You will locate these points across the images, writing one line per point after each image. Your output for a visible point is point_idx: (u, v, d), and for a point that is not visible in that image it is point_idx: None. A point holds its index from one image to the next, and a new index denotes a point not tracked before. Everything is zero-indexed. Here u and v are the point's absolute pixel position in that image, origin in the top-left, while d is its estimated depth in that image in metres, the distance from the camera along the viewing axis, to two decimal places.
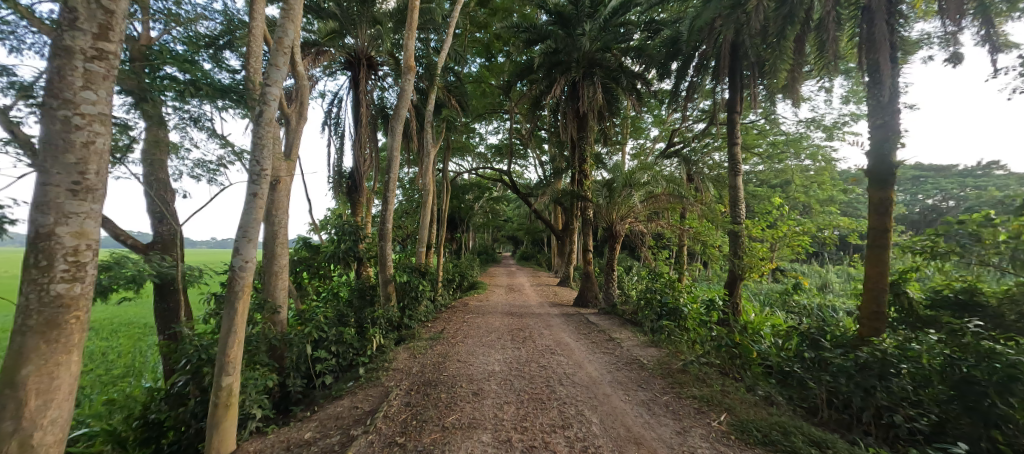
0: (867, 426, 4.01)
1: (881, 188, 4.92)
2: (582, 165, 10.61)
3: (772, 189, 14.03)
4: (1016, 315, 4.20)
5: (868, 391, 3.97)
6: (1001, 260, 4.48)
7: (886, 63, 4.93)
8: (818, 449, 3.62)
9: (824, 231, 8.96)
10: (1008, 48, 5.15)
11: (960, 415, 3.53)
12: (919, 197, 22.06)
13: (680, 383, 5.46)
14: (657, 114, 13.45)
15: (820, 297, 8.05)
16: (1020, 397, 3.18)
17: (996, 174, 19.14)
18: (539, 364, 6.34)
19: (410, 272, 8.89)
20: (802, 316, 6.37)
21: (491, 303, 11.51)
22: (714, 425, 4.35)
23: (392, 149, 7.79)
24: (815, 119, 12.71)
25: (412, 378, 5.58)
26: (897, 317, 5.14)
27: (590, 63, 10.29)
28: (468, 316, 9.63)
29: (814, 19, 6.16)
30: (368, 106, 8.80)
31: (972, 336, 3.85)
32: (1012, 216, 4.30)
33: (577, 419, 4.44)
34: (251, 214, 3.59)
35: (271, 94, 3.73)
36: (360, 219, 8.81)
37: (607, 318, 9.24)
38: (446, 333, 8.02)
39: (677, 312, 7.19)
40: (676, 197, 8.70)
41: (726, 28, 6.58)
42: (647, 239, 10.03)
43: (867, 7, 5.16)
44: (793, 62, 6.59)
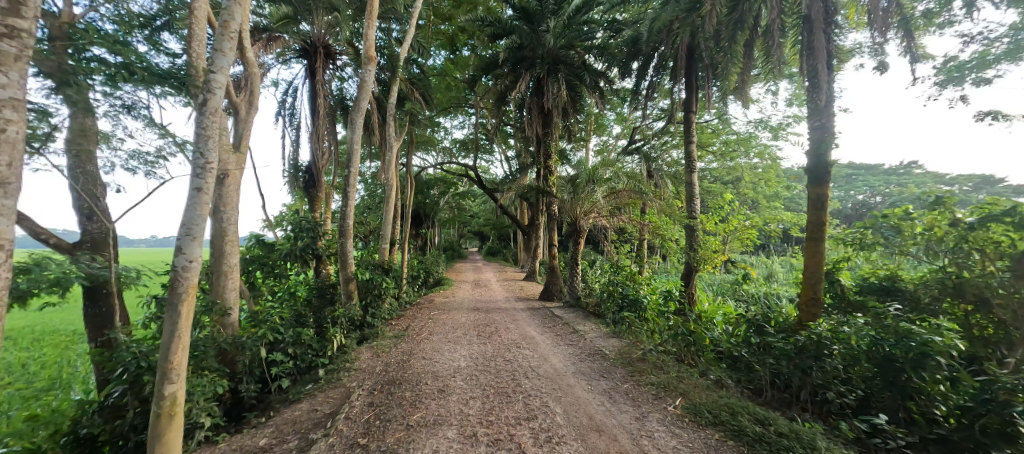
0: (805, 404, 4.45)
1: (818, 185, 5.36)
2: (547, 161, 10.74)
3: (725, 186, 14.89)
4: (928, 298, 4.74)
5: (805, 371, 4.38)
6: (918, 250, 5.03)
7: (823, 69, 5.36)
8: (762, 427, 3.93)
9: (770, 224, 9.60)
10: (926, 59, 5.74)
11: (882, 389, 3.94)
12: (852, 193, 24.20)
13: (640, 371, 5.70)
14: (619, 111, 13.84)
15: (766, 286, 8.69)
16: (930, 371, 3.59)
17: (916, 174, 21.31)
18: (505, 358, 6.39)
19: (373, 269, 8.65)
20: (751, 304, 6.87)
21: (457, 299, 11.42)
22: (670, 409, 4.60)
23: (353, 143, 7.52)
24: (763, 120, 13.60)
25: (375, 378, 5.45)
26: (832, 304, 5.62)
27: (554, 60, 10.38)
28: (433, 312, 9.50)
29: (761, 26, 6.57)
30: (326, 96, 8.44)
31: (893, 318, 4.29)
32: (926, 210, 4.85)
33: (542, 410, 4.54)
34: (195, 210, 3.34)
35: (216, 81, 3.49)
36: (318, 215, 8.45)
37: (572, 312, 9.44)
38: (411, 330, 7.90)
39: (638, 304, 7.49)
40: (637, 192, 9.01)
41: (683, 30, 6.85)
42: (610, 233, 10.33)
43: (807, 17, 5.57)
44: (743, 65, 6.99)
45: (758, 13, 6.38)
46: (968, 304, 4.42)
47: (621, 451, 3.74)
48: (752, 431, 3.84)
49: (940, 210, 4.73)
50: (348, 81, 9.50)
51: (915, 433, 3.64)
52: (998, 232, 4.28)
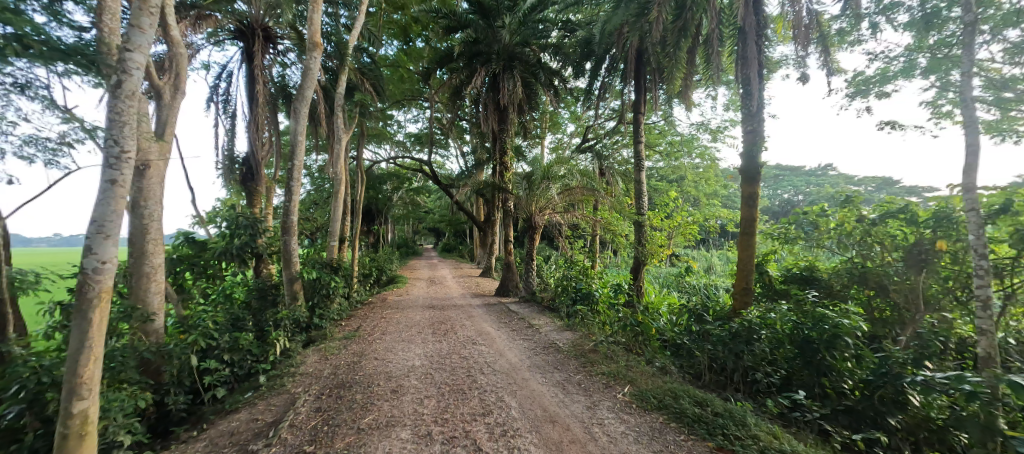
0: (737, 385, 4.84)
1: (750, 184, 5.85)
2: (503, 157, 10.81)
3: (670, 184, 15.79)
4: (839, 285, 5.35)
5: (738, 355, 4.79)
6: (831, 243, 5.71)
7: (755, 78, 5.83)
8: (701, 408, 4.23)
9: (710, 220, 10.33)
10: (840, 72, 6.43)
11: (801, 368, 4.41)
12: (779, 192, 26.69)
13: (592, 362, 5.92)
14: (573, 110, 14.17)
15: (706, 277, 9.37)
16: (839, 350, 4.06)
17: (831, 175, 23.86)
18: (460, 355, 6.35)
19: (320, 268, 8.22)
20: (693, 294, 7.41)
21: (411, 297, 11.15)
22: (619, 396, 4.83)
23: (297, 134, 7.06)
24: (704, 123, 14.55)
25: (324, 381, 5.21)
26: (761, 293, 6.18)
27: (510, 56, 10.37)
28: (386, 312, 9.22)
29: (703, 35, 7.03)
30: (265, 83, 7.86)
31: (811, 305, 4.79)
32: (838, 208, 5.53)
33: (497, 405, 4.57)
34: (108, 205, 2.96)
35: (133, 61, 3.14)
36: (258, 211, 7.86)
37: (527, 306, 9.59)
38: (362, 330, 7.61)
39: (590, 297, 7.76)
40: (589, 189, 9.32)
41: (633, 34, 7.14)
42: (564, 229, 10.58)
43: (742, 29, 6.03)
44: (686, 70, 7.45)
45: (700, 22, 6.83)
46: (870, 290, 5.07)
47: (573, 439, 3.87)
48: (692, 413, 4.13)
49: (849, 208, 5.38)
50: (290, 67, 8.88)
51: (828, 406, 4.10)
52: (894, 227, 4.93)
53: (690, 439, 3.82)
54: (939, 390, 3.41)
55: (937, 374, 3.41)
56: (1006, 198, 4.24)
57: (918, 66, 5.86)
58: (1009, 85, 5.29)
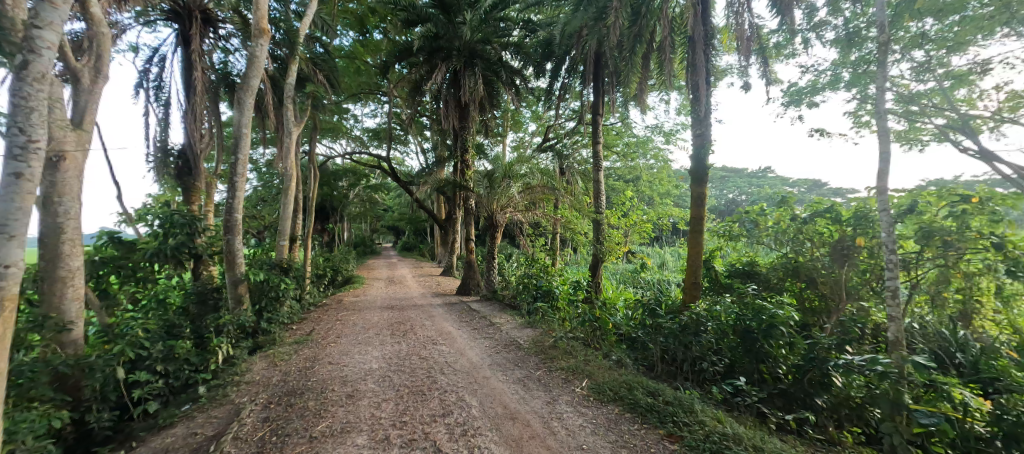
0: (686, 374, 5.13)
1: (698, 185, 6.21)
2: (464, 154, 10.72)
3: (627, 184, 16.38)
4: (775, 278, 5.81)
5: (687, 346, 5.10)
6: (769, 240, 6.18)
7: (703, 85, 6.21)
8: (653, 398, 4.45)
9: (663, 219, 10.83)
10: (776, 83, 7.00)
11: (743, 356, 4.76)
12: (725, 193, 28.48)
13: (552, 358, 6.03)
14: (534, 109, 14.34)
15: (660, 273, 9.82)
16: (774, 338, 4.43)
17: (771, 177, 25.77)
18: (420, 356, 6.23)
19: (269, 269, 7.74)
20: (647, 289, 7.76)
21: (369, 298, 10.78)
22: (577, 390, 4.97)
23: (240, 126, 6.59)
24: (658, 126, 15.22)
25: (273, 389, 4.92)
26: (708, 286, 6.59)
27: (471, 53, 10.29)
28: (341, 314, 8.85)
29: (656, 42, 7.36)
30: (204, 70, 7.26)
31: (751, 296, 5.20)
32: (775, 207, 6.02)
33: (458, 404, 4.55)
34: (12, 201, 2.60)
35: (42, 40, 2.78)
36: (196, 208, 7.26)
37: (488, 305, 9.58)
38: (315, 334, 7.27)
39: (550, 294, 7.90)
40: (549, 189, 9.48)
41: (591, 37, 7.35)
42: (525, 227, 10.68)
43: (692, 37, 6.38)
44: (641, 75, 7.80)
45: (653, 29, 7.15)
46: (801, 282, 5.57)
47: (533, 435, 3.93)
48: (646, 403, 4.33)
49: (784, 208, 5.88)
50: (233, 54, 8.26)
51: (765, 390, 4.47)
52: (822, 225, 5.45)
53: (644, 428, 4.00)
54: (857, 372, 3.79)
55: (855, 357, 3.79)
56: (911, 199, 4.84)
57: (841, 80, 6.49)
58: (913, 100, 6.01)
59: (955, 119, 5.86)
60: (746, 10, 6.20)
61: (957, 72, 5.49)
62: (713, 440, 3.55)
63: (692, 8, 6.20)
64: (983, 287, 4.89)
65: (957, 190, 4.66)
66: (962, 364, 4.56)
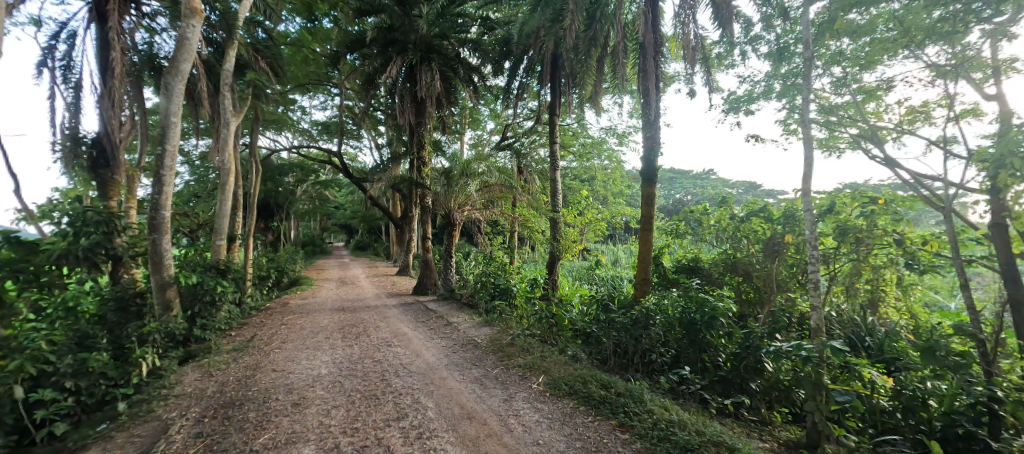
0: (637, 367, 5.37)
1: (648, 185, 6.51)
2: (420, 151, 10.48)
3: (582, 183, 16.79)
4: (716, 273, 6.32)
5: (638, 338, 5.33)
6: (711, 238, 6.63)
7: (653, 90, 6.52)
8: (606, 390, 4.61)
9: (616, 217, 11.24)
10: (718, 91, 7.48)
11: (688, 346, 5.07)
12: (674, 194, 29.95)
13: (508, 356, 6.06)
14: (492, 108, 14.34)
15: (613, 270, 10.17)
16: (714, 329, 4.77)
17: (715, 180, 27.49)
18: (374, 359, 6.01)
19: (203, 271, 7.10)
20: (601, 286, 8.03)
21: (318, 300, 10.23)
22: (534, 386, 5.03)
23: (169, 114, 5.97)
24: (612, 128, 15.74)
25: (207, 401, 4.51)
26: (658, 281, 6.97)
27: (427, 48, 10.07)
28: (288, 317, 8.34)
29: (610, 47, 7.59)
30: (124, 50, 6.50)
31: (695, 290, 5.56)
32: (716, 207, 6.48)
33: (413, 407, 4.43)
34: None
35: None
36: (115, 204, 6.50)
37: (446, 304, 9.45)
38: (257, 340, 6.79)
39: (508, 292, 7.92)
40: (507, 187, 9.51)
41: (548, 39, 7.48)
42: (483, 226, 10.62)
43: (643, 44, 6.65)
44: (596, 79, 8.06)
45: (608, 34, 7.38)
46: (739, 276, 6.05)
47: (490, 433, 3.93)
48: (599, 396, 4.47)
49: (725, 207, 6.34)
50: (160, 34, 7.47)
51: (707, 377, 4.79)
52: (756, 224, 5.92)
53: (597, 419, 4.14)
54: (785, 357, 4.08)
55: (782, 344, 4.05)
56: (830, 201, 5.52)
57: (773, 91, 7.08)
58: (833, 111, 6.70)
59: (866, 129, 6.57)
60: (691, 21, 6.58)
61: (867, 88, 6.17)
62: (661, 427, 3.74)
63: (643, 15, 6.47)
64: (887, 278, 5.60)
65: (868, 192, 5.28)
66: (870, 346, 5.15)
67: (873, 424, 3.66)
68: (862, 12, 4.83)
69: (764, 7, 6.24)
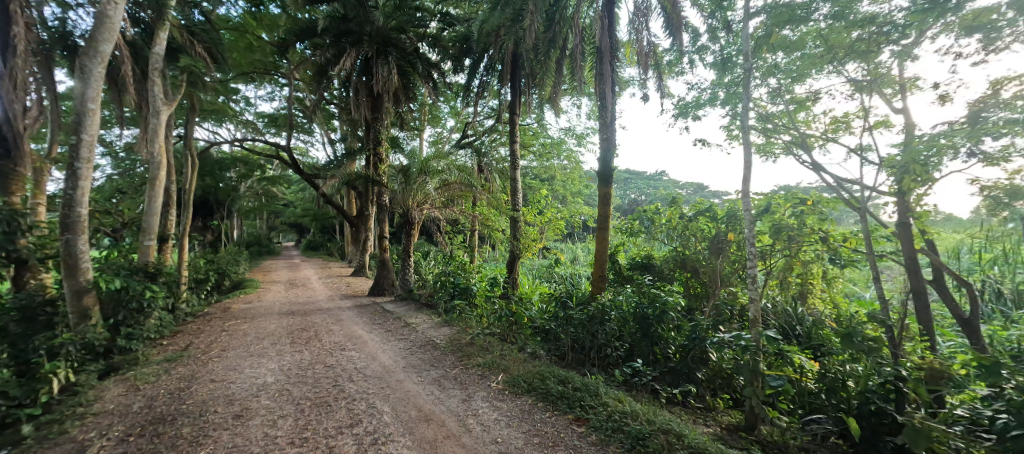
0: (593, 361, 5.54)
1: (605, 185, 6.71)
2: (376, 147, 10.16)
3: (542, 183, 17.00)
4: (667, 269, 6.64)
5: (594, 334, 5.50)
6: (662, 236, 6.96)
7: (609, 93, 6.72)
8: (564, 385, 4.71)
9: (575, 216, 11.49)
10: (669, 96, 7.84)
11: (640, 340, 5.30)
12: (630, 194, 31.07)
13: (468, 355, 6.02)
14: (452, 105, 14.15)
15: (571, 268, 10.39)
16: (664, 323, 5.02)
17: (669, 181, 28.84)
18: (325, 364, 5.73)
19: (129, 274, 6.43)
20: (560, 283, 8.19)
21: (264, 303, 9.60)
22: (493, 385, 5.04)
23: (87, 100, 5.32)
24: (570, 129, 16.06)
25: (133, 418, 4.08)
26: (613, 278, 7.22)
27: (384, 41, 9.74)
28: (230, 323, 7.75)
29: (569, 49, 7.75)
30: (29, 24, 5.70)
31: (647, 287, 5.82)
32: (667, 207, 6.83)
33: (368, 412, 4.28)
34: None
35: None
36: (18, 200, 5.71)
37: (403, 305, 9.22)
38: (193, 348, 6.25)
39: (467, 291, 7.88)
40: (467, 185, 9.42)
41: (508, 38, 7.52)
42: (443, 225, 10.47)
43: (600, 48, 6.84)
44: (555, 80, 8.19)
45: (566, 37, 7.50)
46: (687, 273, 6.40)
47: (448, 435, 3.87)
48: (558, 392, 4.56)
49: (674, 207, 6.70)
50: (75, 9, 6.64)
51: (658, 369, 5.05)
52: (702, 222, 6.35)
53: (554, 414, 4.22)
54: (727, 348, 4.38)
55: (725, 336, 4.35)
56: (767, 201, 6.04)
57: (718, 98, 7.56)
58: (769, 120, 7.27)
59: (797, 136, 7.18)
60: (645, 28, 6.86)
61: (798, 99, 6.76)
62: (615, 418, 3.88)
63: (600, 20, 6.65)
64: (814, 272, 6.16)
65: (798, 194, 5.86)
66: (799, 334, 5.66)
67: (802, 405, 4.06)
68: (794, 29, 5.26)
69: (709, 20, 6.64)
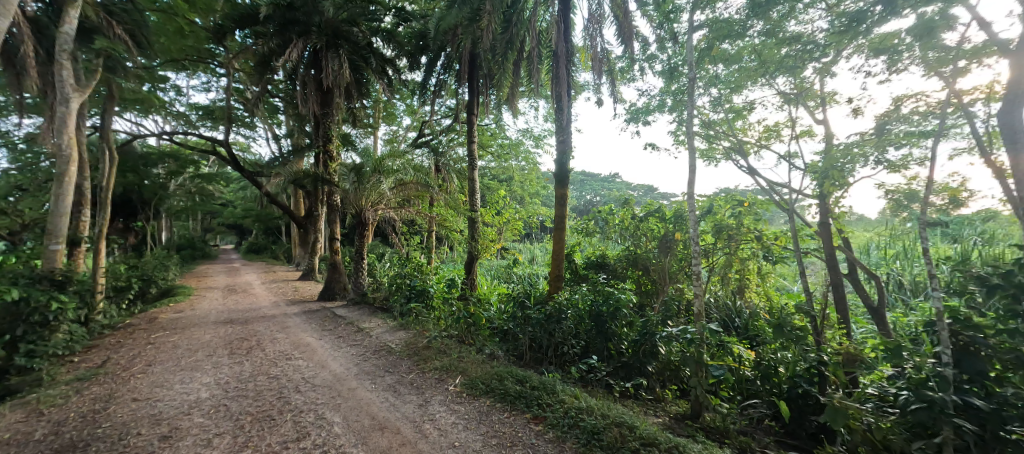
0: (551, 360, 5.63)
1: (561, 187, 6.85)
2: (326, 144, 9.69)
3: (500, 183, 17.03)
4: (619, 267, 6.89)
5: (551, 333, 5.60)
6: (615, 236, 7.22)
7: (565, 96, 6.87)
8: (522, 385, 4.73)
9: (533, 216, 11.61)
10: (621, 100, 8.14)
11: (595, 336, 5.45)
12: (585, 195, 31.98)
13: (425, 359, 5.88)
14: (408, 103, 13.80)
15: (529, 268, 10.49)
16: (617, 320, 5.20)
17: (622, 183, 30.03)
18: (269, 375, 5.35)
19: (30, 283, 5.61)
20: (518, 283, 8.24)
21: (198, 312, 8.81)
22: (450, 388, 4.96)
23: None
24: (528, 130, 16.22)
25: (34, 448, 3.57)
26: (569, 277, 7.37)
27: (334, 33, 9.29)
28: (156, 334, 7.02)
29: (526, 51, 7.79)
30: None
31: (601, 285, 6.01)
32: (621, 208, 7.12)
33: (316, 424, 4.04)
34: None
35: None
36: None
37: (356, 309, 8.83)
38: (112, 364, 5.59)
39: (424, 293, 7.72)
40: (423, 185, 9.20)
41: (466, 37, 7.45)
42: (398, 226, 10.17)
43: (556, 52, 6.97)
44: (512, 81, 8.21)
45: (524, 39, 7.54)
46: (638, 270, 6.70)
47: (403, 442, 3.75)
48: (515, 392, 4.57)
49: (626, 208, 6.99)
50: None
51: (611, 364, 5.22)
52: (652, 223, 6.68)
53: (512, 415, 4.23)
54: (674, 341, 4.62)
55: (673, 330, 4.60)
56: (710, 203, 6.50)
57: (665, 105, 7.97)
58: (711, 126, 7.78)
59: (735, 143, 7.74)
60: (598, 35, 7.08)
61: (736, 108, 7.30)
62: (571, 415, 3.95)
63: (556, 24, 6.78)
64: (750, 268, 6.66)
65: (736, 196, 6.36)
66: (738, 326, 6.10)
67: (740, 391, 4.40)
68: (732, 43, 5.68)
69: (657, 30, 6.99)
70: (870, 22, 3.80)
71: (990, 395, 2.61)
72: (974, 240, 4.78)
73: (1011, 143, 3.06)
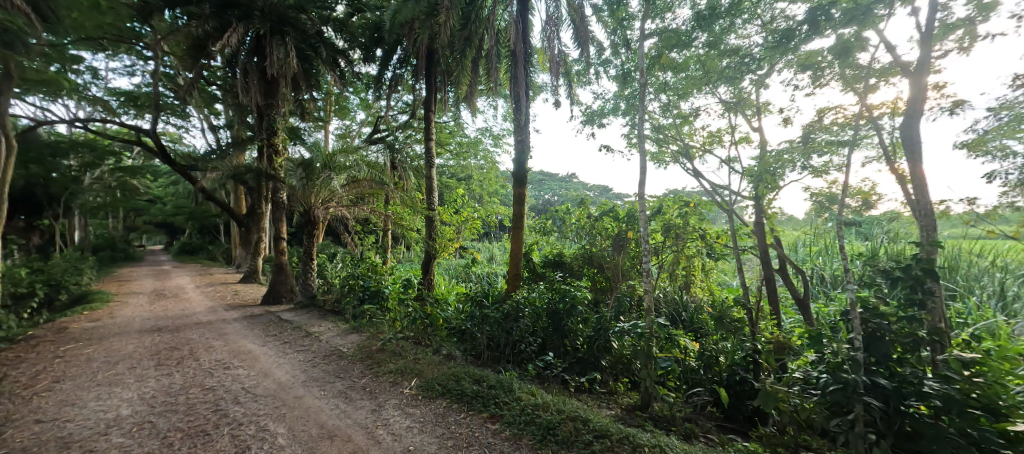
0: (509, 358, 5.65)
1: (519, 186, 6.91)
2: (271, 138, 9.09)
3: (458, 182, 16.83)
4: (575, 265, 7.05)
5: (509, 331, 5.61)
6: (571, 234, 7.37)
7: (523, 96, 6.93)
8: (479, 384, 4.71)
9: (492, 215, 11.57)
10: (576, 102, 8.32)
11: (552, 334, 5.53)
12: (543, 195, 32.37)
13: (378, 362, 5.67)
14: (362, 97, 13.26)
15: (487, 267, 10.45)
16: (573, 317, 5.31)
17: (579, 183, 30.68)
18: (203, 388, 4.91)
19: None
20: (476, 283, 8.18)
21: (119, 319, 7.94)
22: (405, 391, 4.82)
23: None
24: (487, 129, 16.15)
25: None
26: (527, 275, 7.42)
27: (279, 19, 8.69)
28: (67, 346, 6.22)
29: (484, 50, 7.74)
30: None
31: (558, 283, 6.13)
32: (577, 207, 7.30)
33: (258, 437, 3.78)
34: None
35: None
36: None
37: (303, 312, 8.35)
38: (9, 382, 4.87)
39: (378, 294, 7.46)
40: (377, 183, 8.89)
41: (423, 32, 7.28)
42: (350, 224, 9.75)
43: (514, 52, 6.99)
44: (471, 79, 8.13)
45: (482, 37, 7.49)
46: (593, 268, 6.90)
47: (354, 450, 3.60)
48: (472, 392, 4.54)
49: (583, 207, 7.17)
50: None
51: (567, 360, 5.32)
52: (607, 222, 6.91)
53: (469, 414, 4.20)
54: (627, 336, 4.79)
55: (626, 326, 4.78)
56: (659, 203, 6.85)
57: (618, 108, 8.27)
58: (661, 130, 8.17)
59: (682, 146, 8.18)
60: (556, 37, 7.20)
61: (683, 113, 7.72)
62: (527, 412, 4.00)
63: (514, 25, 6.79)
64: (696, 265, 7.06)
65: (683, 197, 6.76)
66: (684, 319, 6.46)
67: (685, 381, 4.65)
68: (679, 52, 6.01)
69: (611, 36, 7.23)
70: (797, 40, 4.15)
71: (892, 374, 2.91)
72: (883, 239, 5.41)
73: (910, 154, 3.49)
